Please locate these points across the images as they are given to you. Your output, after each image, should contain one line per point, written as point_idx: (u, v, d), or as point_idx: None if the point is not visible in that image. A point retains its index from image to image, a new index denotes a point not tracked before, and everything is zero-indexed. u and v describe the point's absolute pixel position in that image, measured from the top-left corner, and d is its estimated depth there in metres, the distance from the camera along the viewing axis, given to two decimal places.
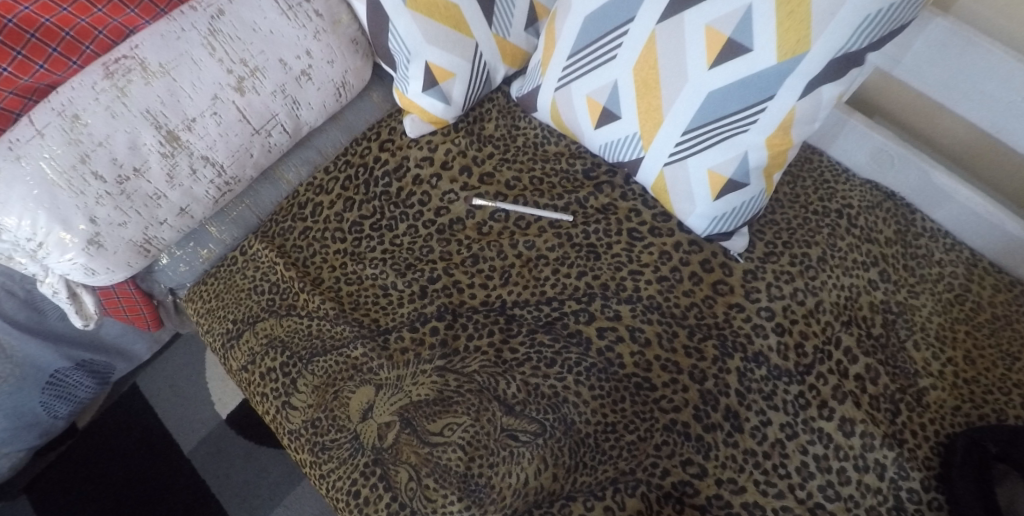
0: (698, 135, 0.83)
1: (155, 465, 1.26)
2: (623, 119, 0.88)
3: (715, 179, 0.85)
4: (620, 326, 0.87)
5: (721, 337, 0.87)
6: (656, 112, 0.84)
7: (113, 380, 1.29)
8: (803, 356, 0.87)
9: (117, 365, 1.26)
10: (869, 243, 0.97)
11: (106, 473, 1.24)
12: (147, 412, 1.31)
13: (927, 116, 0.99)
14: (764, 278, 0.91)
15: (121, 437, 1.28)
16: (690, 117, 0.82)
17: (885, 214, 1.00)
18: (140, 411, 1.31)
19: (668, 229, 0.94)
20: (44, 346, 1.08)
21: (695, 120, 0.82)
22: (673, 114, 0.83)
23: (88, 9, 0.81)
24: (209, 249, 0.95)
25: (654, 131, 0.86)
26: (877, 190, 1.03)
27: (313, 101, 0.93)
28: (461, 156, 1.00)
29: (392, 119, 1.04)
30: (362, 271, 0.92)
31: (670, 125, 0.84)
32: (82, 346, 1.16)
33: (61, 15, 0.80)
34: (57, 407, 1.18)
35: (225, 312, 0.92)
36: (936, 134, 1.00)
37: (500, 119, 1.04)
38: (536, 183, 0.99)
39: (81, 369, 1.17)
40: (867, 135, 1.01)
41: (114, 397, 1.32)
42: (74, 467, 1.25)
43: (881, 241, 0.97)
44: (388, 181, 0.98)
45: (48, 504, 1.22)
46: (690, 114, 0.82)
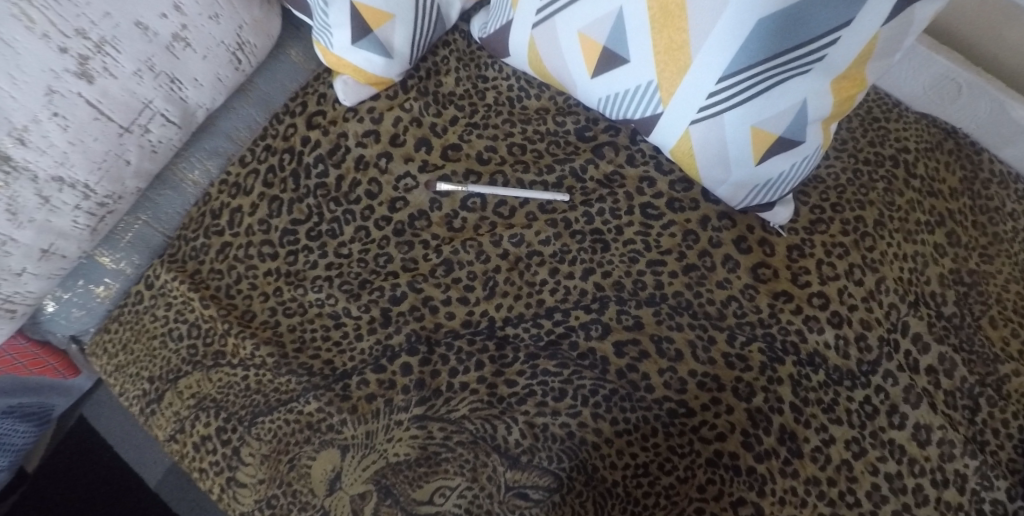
0: (742, 81, 0.59)
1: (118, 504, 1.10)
2: (629, 65, 0.65)
3: (760, 138, 0.64)
4: (643, 337, 0.69)
5: (768, 338, 0.70)
6: (682, 52, 0.60)
7: (56, 416, 1.11)
8: (867, 351, 0.70)
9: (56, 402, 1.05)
10: (931, 197, 0.80)
11: None
12: (101, 446, 1.14)
13: (1000, 33, 0.79)
14: (813, 255, 0.73)
15: (73, 479, 1.11)
16: (732, 56, 0.58)
17: (946, 157, 0.83)
18: (93, 446, 1.14)
19: (690, 200, 0.74)
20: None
21: (737, 61, 0.58)
22: (705, 53, 0.59)
23: None
24: (105, 284, 0.75)
25: (678, 78, 0.62)
26: (936, 126, 0.85)
27: (200, 75, 0.68)
28: (415, 126, 0.76)
29: (319, 82, 0.79)
30: (303, 297, 0.71)
31: (700, 69, 0.60)
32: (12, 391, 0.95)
33: None
34: None
35: (139, 367, 0.72)
36: (1008, 56, 0.80)
37: (462, 69, 0.79)
38: (516, 152, 0.76)
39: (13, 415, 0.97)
40: (928, 61, 0.82)
41: (61, 432, 1.15)
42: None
43: (945, 194, 0.81)
44: (324, 168, 0.75)
45: None
46: (730, 52, 0.58)
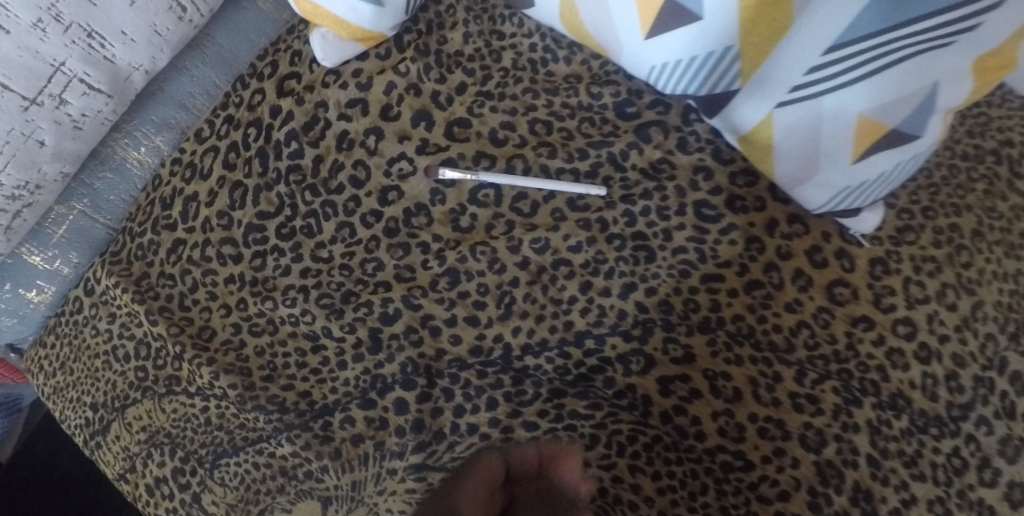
0: (861, 52, 0.45)
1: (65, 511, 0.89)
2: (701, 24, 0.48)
3: (866, 130, 0.49)
4: (693, 373, 0.56)
5: (843, 377, 0.57)
6: (780, 9, 0.45)
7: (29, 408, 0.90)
8: (959, 392, 0.58)
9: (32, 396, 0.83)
10: None
11: None
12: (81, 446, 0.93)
13: None
14: (899, 272, 0.60)
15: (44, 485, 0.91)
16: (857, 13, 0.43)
17: None
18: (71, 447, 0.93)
19: (756, 199, 0.59)
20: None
21: (862, 22, 0.43)
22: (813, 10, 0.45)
23: None
24: (40, 290, 0.62)
25: (768, 45, 0.48)
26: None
27: (127, 28, 0.52)
28: (412, 96, 0.61)
29: (293, 36, 0.63)
30: (273, 313, 0.57)
31: (803, 32, 0.46)
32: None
33: None
34: None
35: (80, 391, 0.60)
36: None
37: (474, 22, 0.63)
38: (540, 131, 0.61)
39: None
40: None
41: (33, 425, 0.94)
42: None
43: None
44: (297, 148, 0.60)
45: None
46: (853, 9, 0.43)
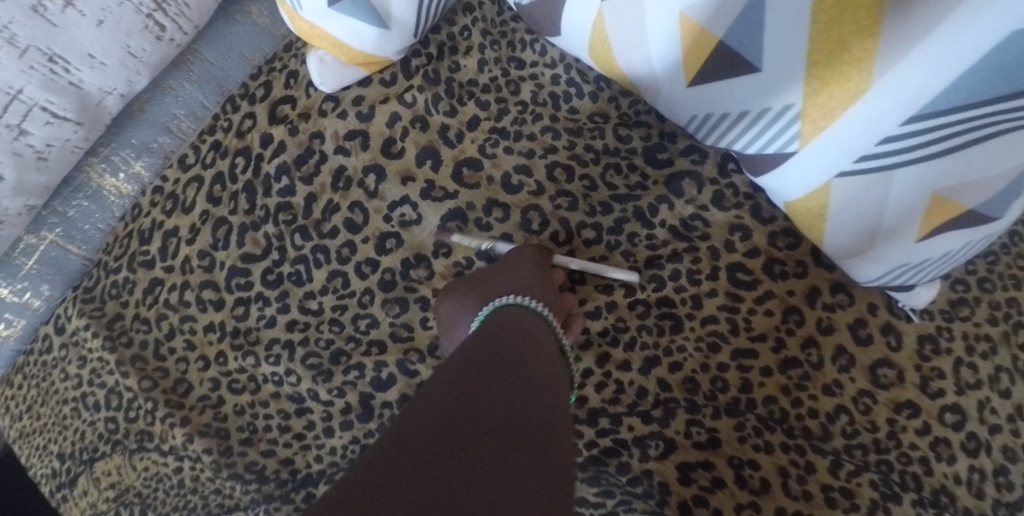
0: (950, 124, 0.38)
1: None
2: (765, 75, 0.42)
3: (937, 208, 0.42)
4: (718, 459, 0.50)
5: (882, 469, 0.51)
6: (858, 69, 0.38)
7: None
8: (1009, 490, 0.52)
9: None
10: None
11: None
12: None
13: None
14: (950, 352, 0.54)
15: None
16: (951, 80, 0.36)
17: None
18: None
19: (798, 265, 0.53)
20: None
21: (953, 95, 0.36)
22: (898, 74, 0.37)
23: None
24: (8, 322, 0.56)
25: (841, 105, 0.40)
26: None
27: (97, 50, 0.47)
28: (418, 129, 0.54)
29: (290, 54, 0.57)
30: (256, 369, 0.52)
31: (883, 100, 0.38)
32: None
33: None
34: None
35: (47, 440, 0.55)
36: None
37: (491, 47, 0.56)
38: (560, 176, 0.54)
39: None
40: None
41: None
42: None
43: None
44: (290, 182, 0.54)
45: None
46: (946, 75, 0.36)
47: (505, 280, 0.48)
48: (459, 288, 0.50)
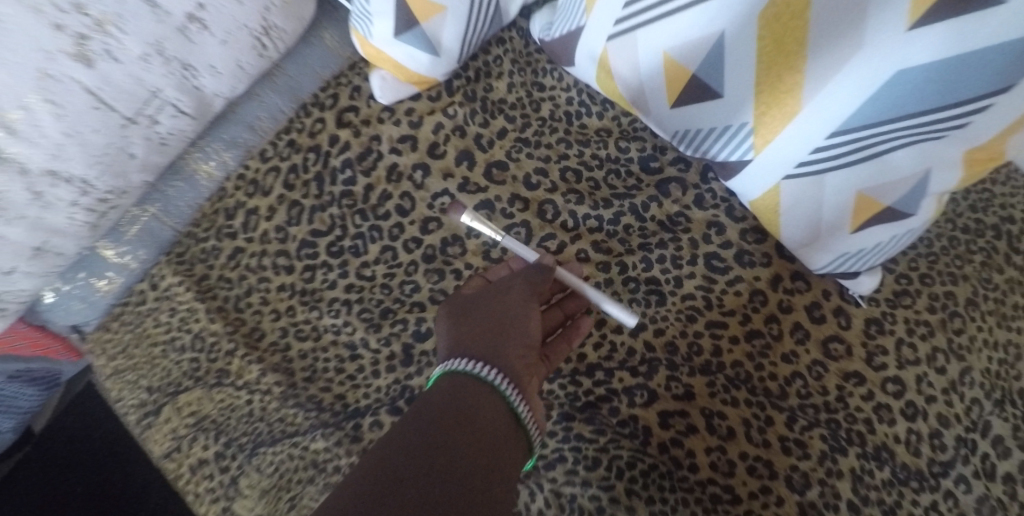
0: (863, 137, 0.50)
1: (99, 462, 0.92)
2: (727, 100, 0.55)
3: (863, 205, 0.54)
4: (693, 410, 0.61)
5: (831, 425, 0.62)
6: (792, 95, 0.51)
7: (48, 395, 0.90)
8: (941, 450, 0.62)
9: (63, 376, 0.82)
10: None
11: None
12: None
13: None
14: (893, 332, 0.64)
15: None
16: (859, 104, 0.48)
17: None
18: None
19: (763, 256, 0.65)
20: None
21: (862, 115, 0.49)
22: (821, 98, 0.50)
23: None
24: (108, 278, 0.67)
25: (781, 125, 0.53)
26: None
27: (218, 62, 0.60)
28: (457, 136, 0.67)
29: (354, 72, 0.71)
30: (318, 321, 0.64)
31: (812, 118, 0.51)
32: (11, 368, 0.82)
33: None
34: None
35: (137, 375, 0.66)
36: None
37: (517, 74, 0.70)
38: (570, 178, 0.67)
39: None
40: None
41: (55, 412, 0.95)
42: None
43: None
44: (352, 174, 0.67)
45: None
46: (855, 100, 0.48)
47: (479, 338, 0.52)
48: (448, 324, 0.54)
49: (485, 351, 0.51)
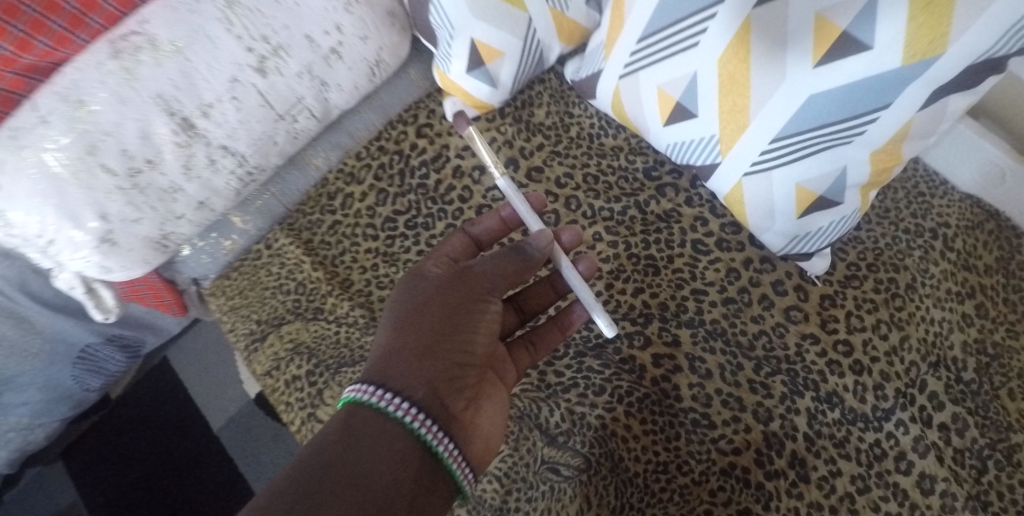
0: (795, 143, 0.69)
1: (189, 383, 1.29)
2: (701, 119, 0.74)
3: (803, 195, 0.72)
4: (679, 354, 0.78)
5: (791, 373, 0.78)
6: (743, 114, 0.70)
7: (144, 353, 1.26)
8: (884, 399, 0.77)
9: (149, 340, 1.21)
10: (965, 270, 0.84)
11: (138, 460, 1.23)
12: (161, 398, 1.28)
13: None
14: (844, 305, 0.80)
15: (142, 420, 1.26)
16: (789, 118, 0.68)
17: (987, 237, 0.87)
18: (167, 385, 1.29)
19: (738, 243, 0.83)
20: (52, 314, 1.00)
21: (793, 127, 0.68)
22: (764, 115, 0.69)
23: None
24: (232, 240, 0.88)
25: (737, 137, 0.72)
26: (978, 207, 0.89)
27: (343, 82, 0.83)
28: (507, 147, 0.89)
29: (431, 100, 0.93)
30: (395, 275, 0.84)
31: (759, 129, 0.70)
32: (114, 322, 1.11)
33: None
34: (90, 380, 1.16)
35: (250, 311, 0.86)
36: None
37: (553, 104, 0.92)
38: (591, 181, 0.88)
39: (112, 345, 1.13)
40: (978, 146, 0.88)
41: (146, 368, 1.31)
42: (90, 454, 1.24)
43: (980, 269, 0.85)
44: (426, 172, 0.89)
45: (95, 459, 1.23)
46: (787, 115, 0.68)
47: (401, 361, 0.61)
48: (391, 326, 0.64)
49: (405, 380, 0.59)
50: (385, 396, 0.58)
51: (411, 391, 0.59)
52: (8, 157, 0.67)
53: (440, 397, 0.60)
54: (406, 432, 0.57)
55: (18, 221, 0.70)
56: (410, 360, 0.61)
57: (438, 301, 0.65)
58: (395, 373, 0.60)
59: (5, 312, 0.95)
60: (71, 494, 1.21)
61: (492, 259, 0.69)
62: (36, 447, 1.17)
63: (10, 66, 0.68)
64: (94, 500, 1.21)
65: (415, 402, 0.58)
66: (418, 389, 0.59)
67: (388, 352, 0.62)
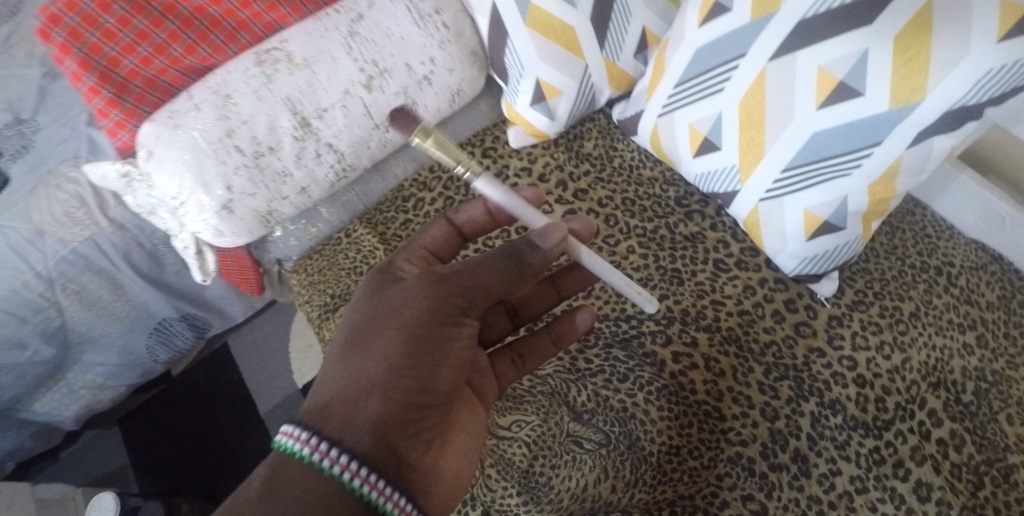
0: (803, 173, 0.81)
1: (244, 369, 1.44)
2: (724, 151, 0.88)
3: (810, 220, 0.84)
4: (696, 353, 0.88)
5: (797, 379, 0.86)
6: (756, 147, 0.84)
7: (209, 336, 1.43)
8: (884, 410, 0.85)
9: (215, 323, 1.40)
10: (968, 305, 0.92)
11: (188, 432, 1.38)
12: (215, 380, 1.43)
13: None
14: (850, 326, 0.89)
15: (199, 396, 1.42)
16: (796, 152, 0.81)
17: (989, 276, 0.96)
18: (225, 368, 1.44)
19: (755, 264, 0.94)
20: (144, 284, 1.20)
21: (801, 159, 0.81)
22: (777, 149, 0.82)
23: (235, 12, 0.92)
24: (317, 227, 1.04)
25: (753, 166, 0.85)
26: (983, 251, 0.98)
27: (429, 104, 1.00)
28: (558, 171, 1.04)
29: (497, 129, 1.10)
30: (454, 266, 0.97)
31: (772, 161, 0.83)
32: (190, 302, 1.31)
33: (212, 17, 0.91)
34: (159, 352, 1.35)
35: (326, 286, 0.99)
36: None
37: (600, 139, 1.07)
38: (628, 204, 1.01)
39: (185, 321, 1.33)
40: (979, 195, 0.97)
41: (207, 351, 1.47)
42: (146, 423, 1.40)
43: (982, 305, 0.93)
44: (487, 186, 1.03)
45: (152, 424, 1.39)
46: (794, 149, 0.81)
47: (347, 404, 0.61)
48: (338, 361, 0.64)
49: (349, 431, 0.59)
50: (321, 449, 0.57)
51: (354, 442, 0.59)
52: (166, 133, 0.86)
53: (388, 446, 0.60)
54: (342, 486, 0.56)
55: (162, 184, 0.87)
56: (354, 401, 0.61)
57: (387, 335, 0.64)
58: (342, 408, 0.60)
59: (108, 277, 1.16)
60: (123, 458, 1.37)
61: (453, 282, 0.67)
62: (102, 406, 1.36)
63: (177, 64, 0.90)
64: (141, 465, 1.35)
65: (356, 455, 0.58)
66: (361, 440, 0.59)
67: (334, 394, 0.61)
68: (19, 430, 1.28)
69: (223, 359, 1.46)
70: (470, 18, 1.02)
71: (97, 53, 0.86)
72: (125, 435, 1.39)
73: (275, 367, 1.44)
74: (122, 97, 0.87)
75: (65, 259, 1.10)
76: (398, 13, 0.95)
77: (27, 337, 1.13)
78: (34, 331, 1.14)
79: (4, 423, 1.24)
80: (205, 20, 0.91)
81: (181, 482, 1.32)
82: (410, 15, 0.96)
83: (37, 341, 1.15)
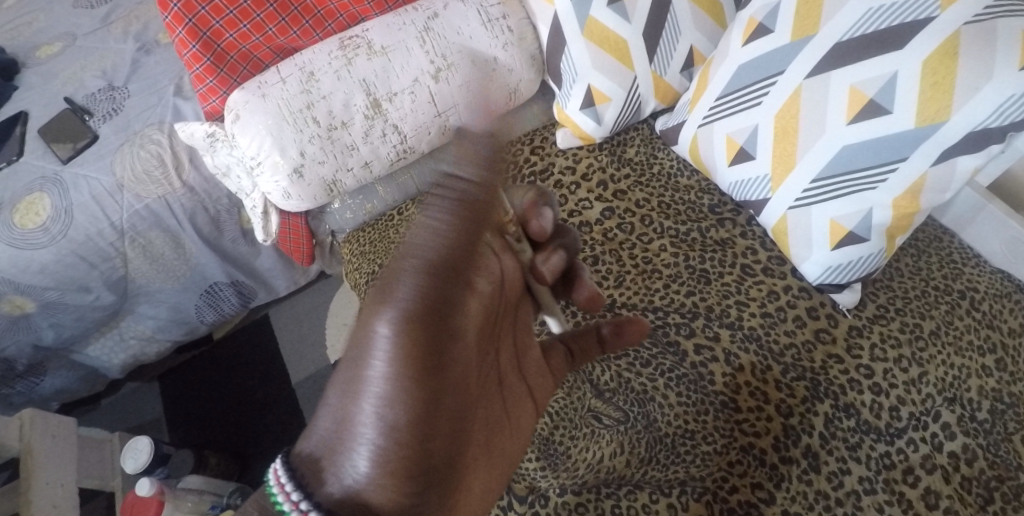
0: (831, 184, 0.88)
1: (281, 340, 1.52)
2: (758, 161, 0.94)
3: (835, 229, 0.89)
4: (718, 347, 0.93)
5: (814, 381, 0.90)
6: (789, 158, 0.90)
7: (252, 306, 1.53)
8: (898, 419, 0.88)
9: (259, 293, 1.49)
10: (989, 329, 0.95)
11: (221, 394, 1.45)
12: (251, 350, 1.51)
13: None
14: (870, 337, 0.92)
15: (236, 362, 1.50)
16: (826, 164, 0.87)
17: (1013, 304, 0.98)
18: (263, 338, 1.53)
19: (781, 272, 0.99)
20: (203, 246, 1.29)
21: (830, 170, 0.87)
22: (808, 160, 0.89)
23: (325, 2, 1.04)
24: (373, 204, 1.12)
25: (784, 176, 0.92)
26: (1009, 281, 1.01)
27: (487, 99, 1.08)
28: (600, 172, 1.11)
29: (546, 131, 1.19)
30: None
31: (803, 171, 0.89)
32: (240, 269, 1.41)
33: (305, 5, 1.03)
34: (206, 314, 1.43)
35: (375, 256, 1.08)
36: None
37: (641, 147, 1.15)
38: (663, 207, 1.08)
39: (234, 287, 1.42)
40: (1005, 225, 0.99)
41: (249, 319, 1.56)
42: (185, 381, 1.48)
43: (1004, 330, 0.96)
44: (533, 180, 1.12)
45: (189, 383, 1.48)
46: (823, 161, 0.87)
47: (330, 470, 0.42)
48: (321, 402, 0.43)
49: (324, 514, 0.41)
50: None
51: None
52: (254, 100, 0.96)
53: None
54: None
55: (243, 145, 0.96)
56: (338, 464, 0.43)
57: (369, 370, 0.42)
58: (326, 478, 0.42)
59: (173, 235, 1.26)
60: (158, 411, 1.45)
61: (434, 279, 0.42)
62: (146, 360, 1.45)
63: (269, 42, 1.01)
64: (174, 419, 1.43)
65: None
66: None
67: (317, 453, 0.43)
68: (70, 371, 1.38)
69: (264, 330, 1.54)
70: (532, 25, 1.11)
71: (204, 25, 0.97)
72: (162, 390, 1.47)
73: (311, 341, 1.51)
74: (218, 66, 0.99)
75: (137, 214, 1.20)
76: (469, 16, 1.05)
77: (92, 282, 1.23)
78: (99, 278, 1.24)
79: (57, 362, 1.35)
80: (299, 6, 1.02)
81: (209, 439, 1.39)
82: (479, 18, 1.05)
83: (101, 287, 1.25)
